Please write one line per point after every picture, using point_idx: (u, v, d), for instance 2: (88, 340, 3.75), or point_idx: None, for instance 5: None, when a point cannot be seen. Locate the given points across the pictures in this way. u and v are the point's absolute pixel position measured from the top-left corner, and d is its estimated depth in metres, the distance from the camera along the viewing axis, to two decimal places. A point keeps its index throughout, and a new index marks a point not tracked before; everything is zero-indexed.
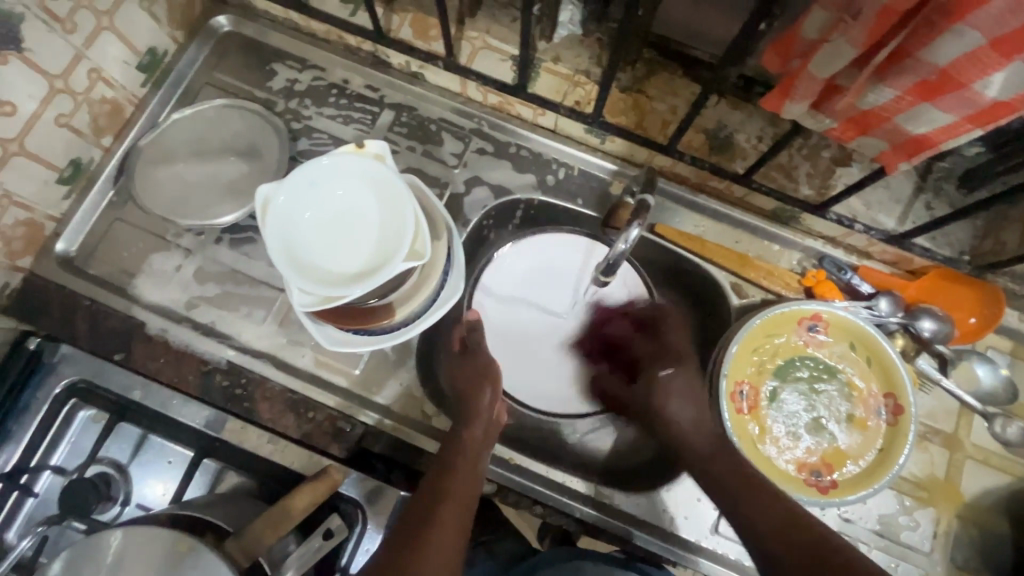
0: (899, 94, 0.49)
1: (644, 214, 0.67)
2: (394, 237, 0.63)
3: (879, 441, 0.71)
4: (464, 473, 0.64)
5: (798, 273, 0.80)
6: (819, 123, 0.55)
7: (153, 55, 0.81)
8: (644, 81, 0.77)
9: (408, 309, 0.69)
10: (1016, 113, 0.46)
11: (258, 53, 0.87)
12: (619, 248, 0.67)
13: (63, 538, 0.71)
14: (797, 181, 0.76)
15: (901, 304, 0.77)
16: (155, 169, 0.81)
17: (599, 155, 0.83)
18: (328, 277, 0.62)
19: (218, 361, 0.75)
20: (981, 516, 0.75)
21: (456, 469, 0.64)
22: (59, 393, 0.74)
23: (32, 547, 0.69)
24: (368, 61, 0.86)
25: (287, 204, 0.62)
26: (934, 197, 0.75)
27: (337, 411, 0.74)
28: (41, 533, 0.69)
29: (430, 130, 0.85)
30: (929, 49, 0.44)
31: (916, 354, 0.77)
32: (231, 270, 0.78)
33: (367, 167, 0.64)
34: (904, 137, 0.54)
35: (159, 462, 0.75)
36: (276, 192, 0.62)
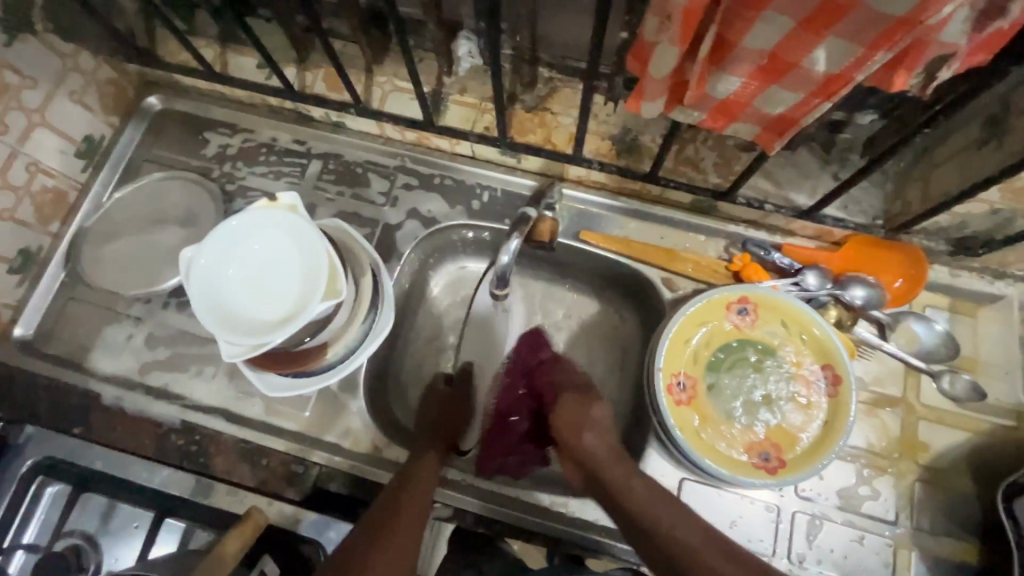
0: (745, 81, 0.51)
1: (523, 227, 0.74)
2: (313, 281, 0.66)
3: (822, 416, 0.71)
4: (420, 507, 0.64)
5: (726, 260, 0.82)
6: (687, 116, 0.57)
7: (90, 142, 0.87)
8: (546, 99, 0.81)
9: (340, 346, 0.72)
10: (851, 83, 0.48)
11: (191, 125, 0.92)
12: (502, 260, 0.73)
13: None
14: (705, 171, 0.78)
15: (829, 276, 0.78)
16: (103, 247, 0.85)
17: (518, 174, 0.86)
18: (254, 326, 0.65)
19: (172, 421, 0.77)
20: (945, 476, 0.74)
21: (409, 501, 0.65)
22: (25, 473, 0.76)
23: None
24: (291, 117, 0.91)
25: (207, 264, 0.66)
26: (840, 167, 0.76)
27: (290, 454, 0.75)
28: None
29: (357, 173, 0.89)
30: (750, 38, 0.46)
31: (853, 322, 0.78)
32: (181, 332, 0.81)
33: (282, 219, 0.68)
34: (769, 117, 0.56)
35: (126, 528, 0.76)
36: (196, 254, 0.65)
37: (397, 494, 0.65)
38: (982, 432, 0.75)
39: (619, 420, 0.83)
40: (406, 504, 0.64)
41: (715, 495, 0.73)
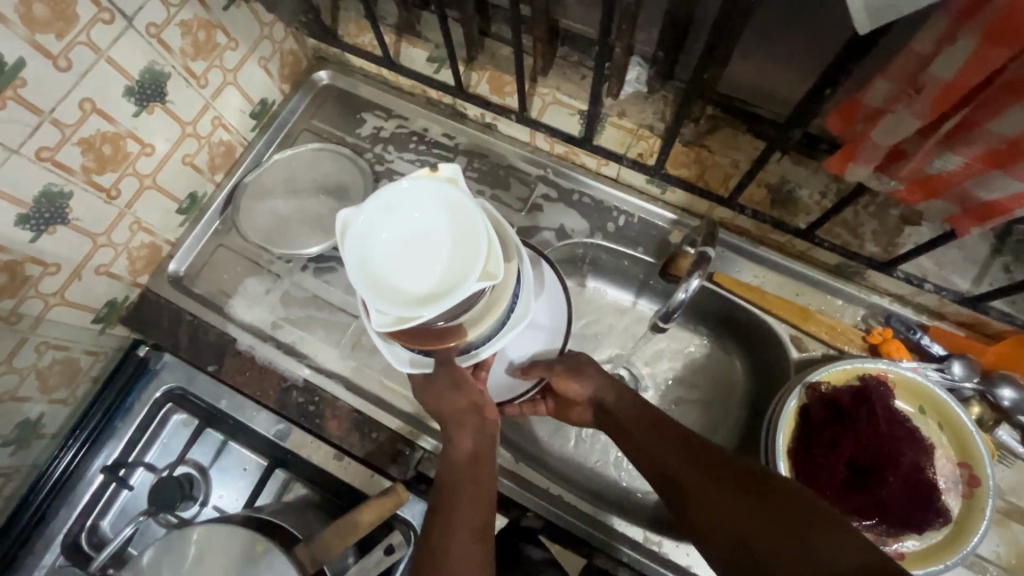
0: (968, 161, 0.49)
1: (703, 267, 0.70)
2: (466, 259, 0.63)
3: (953, 507, 0.68)
4: (466, 497, 0.64)
5: (863, 330, 0.79)
6: (884, 184, 0.56)
7: (264, 105, 0.93)
8: (706, 136, 0.80)
9: (478, 332, 0.67)
10: None
11: (351, 104, 0.98)
12: (677, 297, 0.70)
13: (148, 530, 0.79)
14: (862, 238, 0.75)
15: (978, 370, 0.73)
16: (257, 203, 0.91)
17: (659, 205, 0.87)
18: (402, 296, 0.64)
19: (295, 378, 0.81)
20: None
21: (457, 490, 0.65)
22: (158, 398, 0.84)
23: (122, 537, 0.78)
24: (446, 112, 0.94)
25: (364, 226, 0.66)
26: (1014, 260, 0.72)
27: (398, 433, 0.78)
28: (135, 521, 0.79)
29: (499, 176, 0.91)
30: (997, 122, 0.44)
31: (995, 423, 0.74)
32: (314, 296, 0.86)
33: (441, 190, 0.65)
34: (975, 201, 0.54)
35: (235, 468, 0.82)
36: (356, 216, 0.66)
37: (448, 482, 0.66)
38: None
39: None
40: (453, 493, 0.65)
41: None
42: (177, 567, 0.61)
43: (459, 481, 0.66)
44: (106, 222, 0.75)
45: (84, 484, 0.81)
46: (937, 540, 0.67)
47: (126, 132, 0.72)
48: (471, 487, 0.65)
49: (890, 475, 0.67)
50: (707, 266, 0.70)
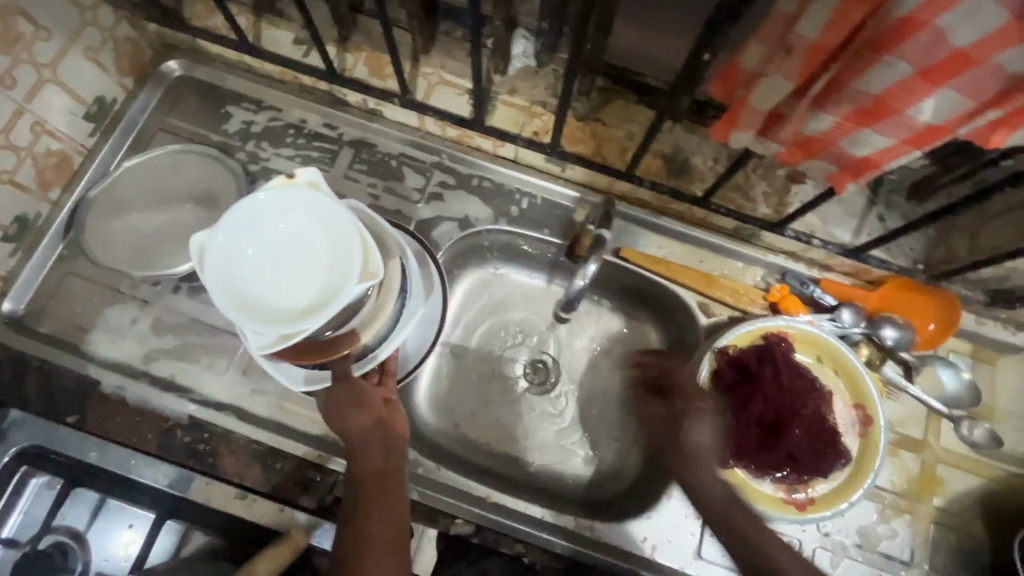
0: (840, 121, 0.49)
1: (600, 251, 0.72)
2: (343, 263, 0.61)
3: (852, 448, 0.72)
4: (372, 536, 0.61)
5: (763, 289, 0.81)
6: (768, 148, 0.56)
7: (101, 104, 0.80)
8: (601, 109, 0.78)
9: (371, 333, 0.66)
10: (950, 135, 0.47)
11: (212, 96, 0.86)
12: (577, 284, 0.74)
13: None
14: (754, 200, 0.77)
15: (864, 315, 0.78)
16: (108, 219, 0.79)
17: (560, 183, 0.84)
18: (282, 313, 0.60)
19: (178, 417, 0.72)
20: (959, 520, 0.75)
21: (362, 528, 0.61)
22: (6, 464, 0.70)
23: None
24: (324, 100, 0.86)
25: (221, 247, 0.60)
26: (886, 209, 0.76)
27: (305, 460, 0.71)
28: None
29: (391, 166, 0.84)
30: (863, 79, 0.44)
31: (881, 362, 0.79)
32: (191, 320, 0.76)
33: (304, 196, 0.62)
34: (849, 159, 0.55)
35: (120, 526, 0.71)
36: (211, 237, 0.60)
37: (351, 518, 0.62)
38: (997, 479, 0.76)
39: (641, 442, 0.82)
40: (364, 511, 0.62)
41: None
42: None
43: (367, 508, 0.62)
44: None
45: None
46: (837, 480, 0.71)
47: None
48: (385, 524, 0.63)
49: (794, 428, 0.71)
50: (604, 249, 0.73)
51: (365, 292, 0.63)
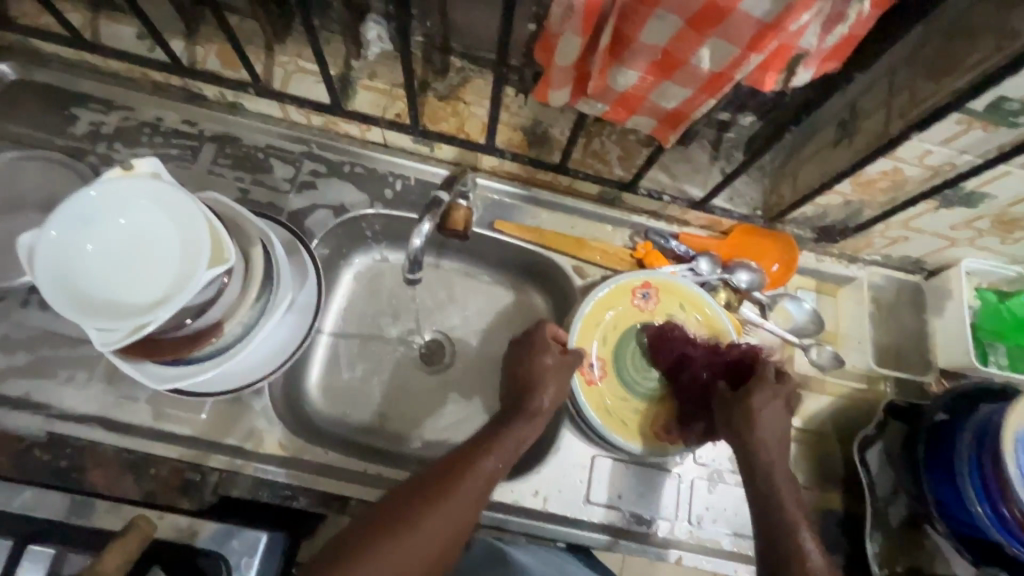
0: (641, 74, 0.55)
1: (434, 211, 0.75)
2: (193, 251, 0.60)
3: None
4: (481, 478, 0.62)
5: (631, 247, 0.87)
6: (593, 107, 0.61)
7: None
8: (459, 88, 0.81)
9: (235, 322, 0.65)
10: (731, 81, 0.54)
11: (54, 99, 0.81)
12: (415, 243, 0.75)
13: None
14: (610, 164, 0.83)
15: (719, 262, 0.86)
16: None
17: (432, 163, 0.86)
18: (128, 308, 0.58)
19: (36, 435, 0.68)
20: (815, 436, 0.84)
21: (474, 469, 0.63)
22: None
23: None
24: (180, 96, 0.83)
25: (54, 245, 0.57)
26: (727, 163, 0.84)
27: (183, 462, 0.69)
28: None
29: (258, 158, 0.83)
30: (644, 33, 0.50)
31: (739, 303, 0.86)
32: (44, 333, 0.72)
33: (145, 186, 0.60)
34: (663, 111, 0.61)
35: None
36: (42, 234, 0.57)
37: (467, 462, 0.63)
38: (844, 395, 0.86)
39: None
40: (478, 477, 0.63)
41: (623, 468, 0.78)
42: None
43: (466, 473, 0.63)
44: None
45: None
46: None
47: None
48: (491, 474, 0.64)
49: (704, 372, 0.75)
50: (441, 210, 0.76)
51: (222, 280, 0.62)
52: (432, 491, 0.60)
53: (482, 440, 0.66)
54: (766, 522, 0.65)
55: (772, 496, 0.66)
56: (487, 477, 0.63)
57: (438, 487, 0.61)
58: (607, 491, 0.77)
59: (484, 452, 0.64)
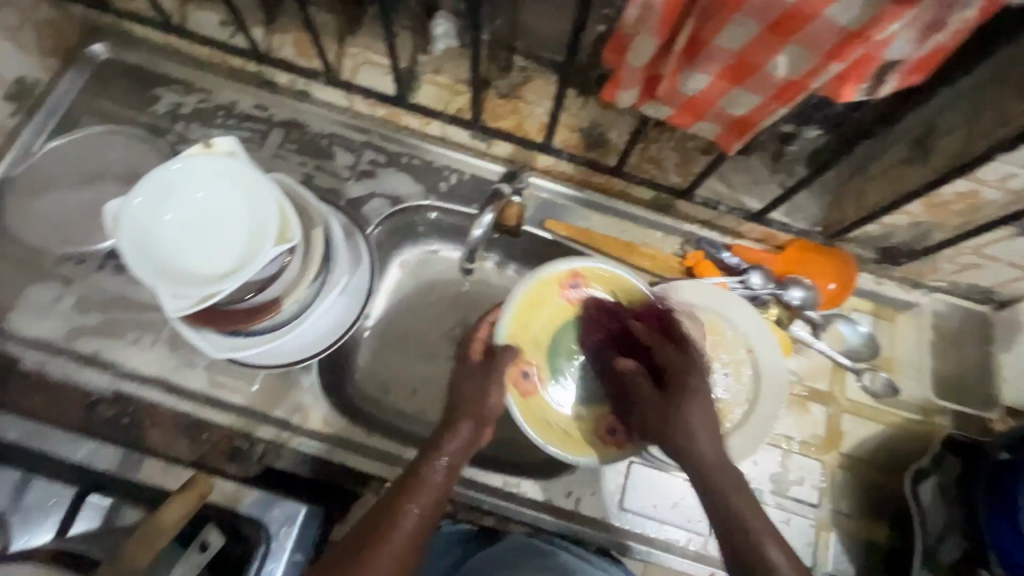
0: (712, 79, 0.54)
1: (497, 202, 0.80)
2: (261, 229, 0.62)
3: (752, 389, 0.78)
4: (428, 496, 0.58)
5: (680, 256, 0.86)
6: (657, 110, 0.61)
7: (22, 85, 0.79)
8: (521, 87, 0.82)
9: (293, 299, 0.68)
10: (806, 90, 0.52)
11: (140, 78, 0.86)
12: (474, 234, 0.80)
13: None
14: (666, 170, 0.82)
15: (772, 277, 0.83)
16: (32, 199, 0.79)
17: (488, 159, 0.87)
18: (199, 278, 0.61)
19: (102, 391, 0.72)
20: (861, 464, 0.81)
21: (423, 487, 0.59)
22: None
23: None
24: (254, 81, 0.87)
25: (137, 213, 0.61)
26: (787, 177, 0.82)
27: (233, 429, 0.72)
28: None
29: (321, 145, 0.86)
30: (720, 37, 0.49)
31: (790, 320, 0.84)
32: (116, 297, 0.76)
33: (222, 164, 0.63)
34: (730, 118, 0.60)
35: (39, 507, 0.69)
36: (126, 202, 0.61)
37: (417, 480, 0.59)
38: (896, 425, 0.82)
39: None
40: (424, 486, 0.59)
41: (660, 478, 0.76)
42: None
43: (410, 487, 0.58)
44: None
45: None
46: (738, 423, 0.77)
47: None
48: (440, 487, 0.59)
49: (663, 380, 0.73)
50: (503, 202, 0.81)
51: (285, 257, 0.65)
52: (384, 513, 0.56)
53: (427, 458, 0.61)
54: (732, 553, 0.54)
55: (756, 520, 0.55)
56: (436, 498, 0.58)
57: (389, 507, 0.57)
58: (641, 499, 0.76)
59: (425, 470, 0.60)
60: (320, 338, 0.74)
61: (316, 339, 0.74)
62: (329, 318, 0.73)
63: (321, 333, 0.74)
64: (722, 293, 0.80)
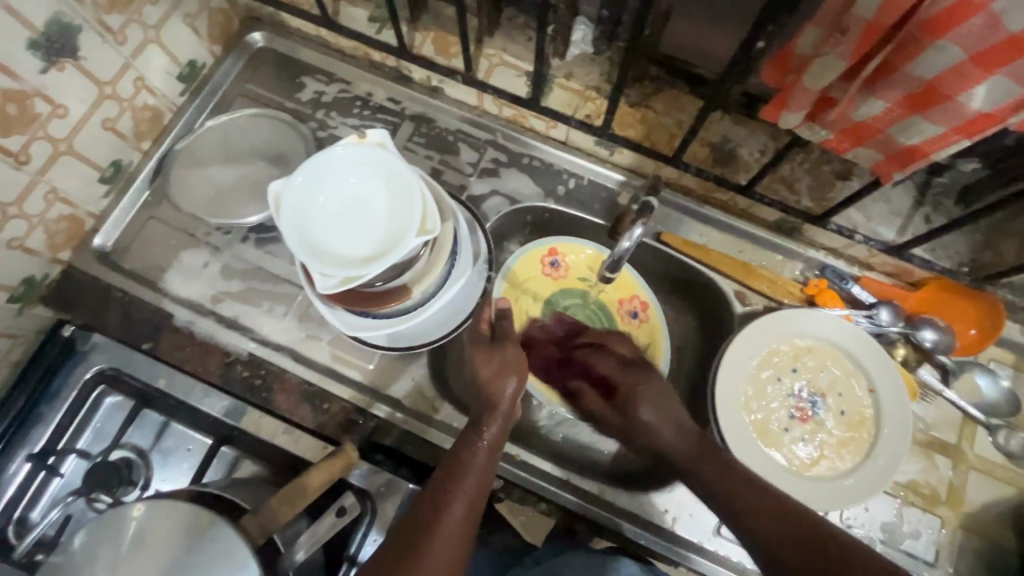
0: (890, 105, 0.52)
1: (648, 215, 0.71)
2: (403, 219, 0.66)
3: (873, 432, 0.74)
4: (473, 482, 0.61)
5: (801, 282, 0.83)
6: (816, 133, 0.59)
7: (193, 67, 0.87)
8: (651, 96, 0.80)
9: (421, 289, 0.71)
10: (1001, 124, 0.49)
11: (289, 67, 0.93)
12: (623, 246, 0.71)
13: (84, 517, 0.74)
14: (799, 193, 0.79)
15: (902, 315, 0.79)
16: (189, 172, 0.86)
17: (608, 167, 0.87)
18: (345, 260, 0.65)
19: (239, 353, 0.78)
20: (986, 527, 0.75)
21: (468, 469, 0.62)
22: (87, 381, 0.78)
23: (54, 525, 0.73)
24: (391, 75, 0.91)
25: (296, 194, 0.66)
26: (933, 210, 0.77)
27: (351, 403, 0.77)
28: (66, 509, 0.74)
29: (448, 141, 0.90)
30: (915, 63, 0.47)
31: (918, 363, 0.79)
32: (256, 267, 0.83)
33: (373, 155, 0.67)
34: (897, 147, 0.57)
35: (179, 449, 0.78)
36: (288, 183, 0.65)
37: (459, 469, 0.62)
38: None
39: None
40: (465, 477, 0.61)
41: None
42: (116, 546, 0.58)
43: (450, 479, 0.61)
44: (16, 191, 0.68)
45: (8, 473, 0.74)
46: (850, 465, 0.74)
47: (34, 91, 0.66)
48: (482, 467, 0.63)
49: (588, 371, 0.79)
50: (652, 215, 0.72)
51: (420, 248, 0.68)
52: (430, 506, 0.59)
53: (466, 444, 0.64)
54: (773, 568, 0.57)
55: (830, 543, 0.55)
56: (480, 483, 0.62)
57: (436, 499, 0.59)
58: None
59: (469, 456, 0.63)
60: (436, 326, 0.77)
61: (432, 327, 0.77)
62: (446, 309, 0.76)
63: (438, 322, 0.77)
64: (850, 330, 0.76)
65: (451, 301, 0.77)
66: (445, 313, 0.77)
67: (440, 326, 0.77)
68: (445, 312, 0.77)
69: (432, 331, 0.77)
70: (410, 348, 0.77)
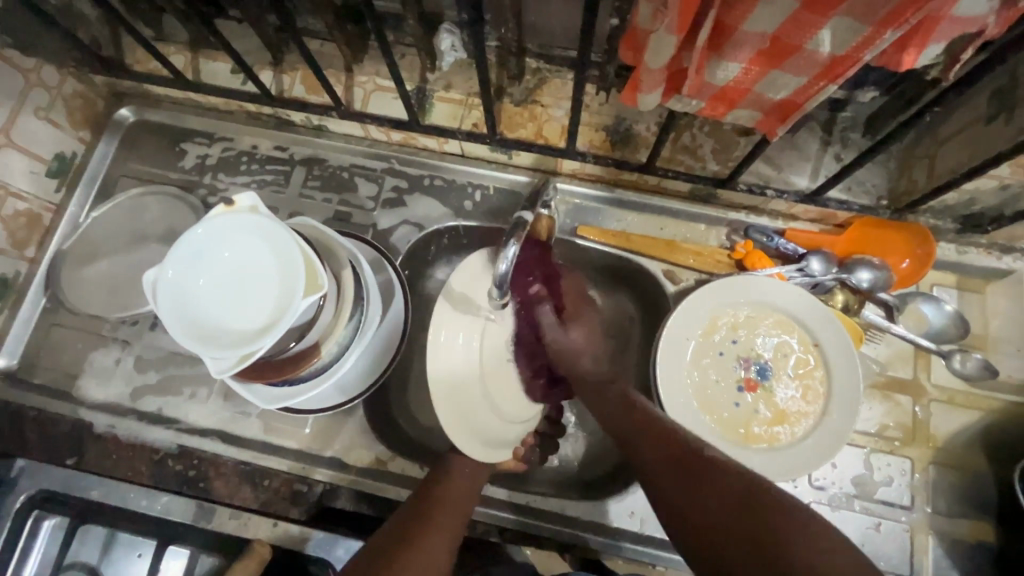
0: (745, 66, 0.48)
1: (519, 233, 0.64)
2: (289, 281, 0.62)
3: (825, 388, 0.72)
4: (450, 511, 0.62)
5: (729, 248, 0.80)
6: (686, 104, 0.55)
7: (62, 160, 0.83)
8: (536, 91, 0.77)
9: (332, 343, 0.68)
10: (859, 64, 0.46)
11: (167, 136, 0.89)
12: (500, 270, 0.63)
13: None
14: (703, 158, 0.76)
15: (834, 260, 0.76)
16: (82, 270, 0.82)
17: (510, 170, 0.84)
18: (235, 337, 0.61)
19: (169, 447, 0.75)
20: (958, 458, 0.73)
21: (446, 500, 0.63)
22: (19, 509, 0.74)
23: None
24: (271, 123, 0.87)
25: (173, 281, 0.62)
26: (842, 148, 0.74)
27: (292, 473, 0.74)
28: None
29: (343, 178, 0.86)
30: (750, 20, 0.44)
31: (860, 305, 0.76)
32: (170, 353, 0.79)
33: (245, 221, 0.63)
34: (771, 103, 0.53)
35: (129, 557, 0.75)
36: (161, 273, 0.62)
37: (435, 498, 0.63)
38: (995, 410, 0.74)
39: None
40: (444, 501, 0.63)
41: None
42: None
43: (429, 508, 0.62)
44: None
45: None
46: (810, 425, 0.71)
47: None
48: (462, 500, 0.64)
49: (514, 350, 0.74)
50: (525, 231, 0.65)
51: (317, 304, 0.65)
52: (411, 524, 0.60)
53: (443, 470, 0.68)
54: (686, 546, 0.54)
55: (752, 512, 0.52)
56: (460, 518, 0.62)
57: (413, 522, 0.60)
58: None
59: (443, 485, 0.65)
60: (362, 375, 0.74)
61: (358, 378, 0.74)
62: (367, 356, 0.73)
63: (363, 371, 0.74)
64: (780, 292, 0.73)
65: (372, 347, 0.74)
66: (369, 361, 0.74)
67: (368, 374, 0.74)
68: (368, 359, 0.74)
69: (359, 381, 0.74)
70: (341, 405, 0.74)
